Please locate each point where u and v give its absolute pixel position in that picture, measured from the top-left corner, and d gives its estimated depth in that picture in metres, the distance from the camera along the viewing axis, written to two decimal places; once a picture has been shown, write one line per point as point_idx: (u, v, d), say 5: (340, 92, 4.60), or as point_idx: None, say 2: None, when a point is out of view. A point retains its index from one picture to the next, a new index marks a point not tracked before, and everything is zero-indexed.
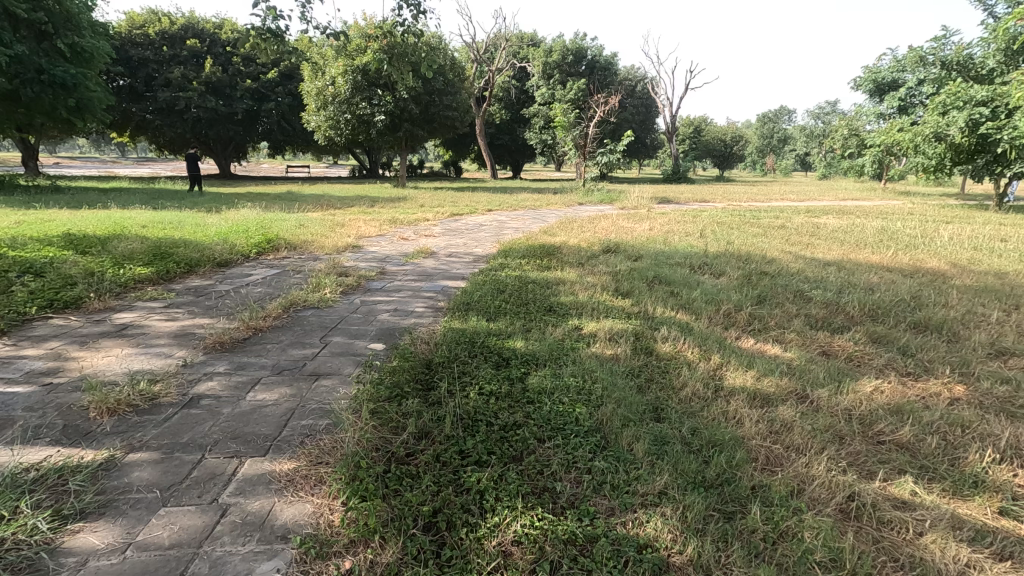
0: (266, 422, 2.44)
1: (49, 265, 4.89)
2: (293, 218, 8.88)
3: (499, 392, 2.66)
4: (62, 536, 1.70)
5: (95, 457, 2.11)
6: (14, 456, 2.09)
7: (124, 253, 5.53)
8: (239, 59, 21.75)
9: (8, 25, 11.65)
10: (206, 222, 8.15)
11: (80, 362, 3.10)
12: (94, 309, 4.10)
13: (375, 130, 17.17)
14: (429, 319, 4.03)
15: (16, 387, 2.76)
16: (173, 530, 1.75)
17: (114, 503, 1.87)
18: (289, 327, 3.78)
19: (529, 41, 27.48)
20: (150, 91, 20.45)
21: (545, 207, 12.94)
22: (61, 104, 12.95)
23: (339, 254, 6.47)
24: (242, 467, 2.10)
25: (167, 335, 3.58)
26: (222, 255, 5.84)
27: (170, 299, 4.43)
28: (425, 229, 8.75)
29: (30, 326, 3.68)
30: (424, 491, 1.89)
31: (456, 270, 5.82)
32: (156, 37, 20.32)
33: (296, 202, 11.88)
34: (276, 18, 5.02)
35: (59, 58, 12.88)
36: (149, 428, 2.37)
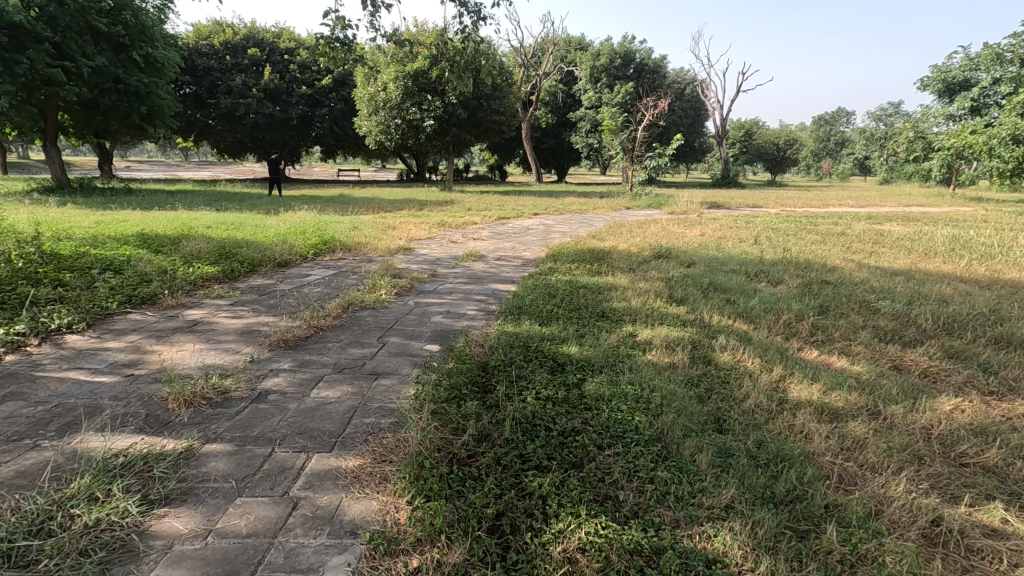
0: (331, 419, 2.52)
1: (127, 263, 5.21)
2: (347, 221, 9.16)
3: (555, 397, 2.65)
4: (150, 519, 1.80)
5: (176, 446, 2.23)
6: (104, 442, 2.24)
7: (193, 253, 5.82)
8: (296, 66, 22.62)
9: (90, 39, 12.49)
10: (266, 224, 8.52)
11: (157, 356, 3.29)
12: (168, 305, 4.35)
13: (423, 134, 17.49)
14: (482, 322, 4.05)
15: (102, 377, 2.95)
16: (249, 520, 1.82)
17: (194, 491, 1.96)
18: (347, 326, 3.89)
19: (576, 45, 27.46)
20: (213, 99, 21.49)
21: (592, 211, 12.86)
22: (135, 111, 13.84)
23: (392, 257, 6.61)
24: (310, 462, 2.17)
25: (234, 332, 3.74)
26: (282, 255, 6.08)
27: (235, 297, 4.64)
28: (474, 232, 8.86)
29: (112, 320, 3.93)
30: (487, 493, 1.91)
31: (506, 273, 5.86)
32: (220, 47, 21.41)
33: (349, 205, 12.25)
34: (344, 28, 5.19)
35: (134, 68, 13.73)
36: (223, 420, 2.49)
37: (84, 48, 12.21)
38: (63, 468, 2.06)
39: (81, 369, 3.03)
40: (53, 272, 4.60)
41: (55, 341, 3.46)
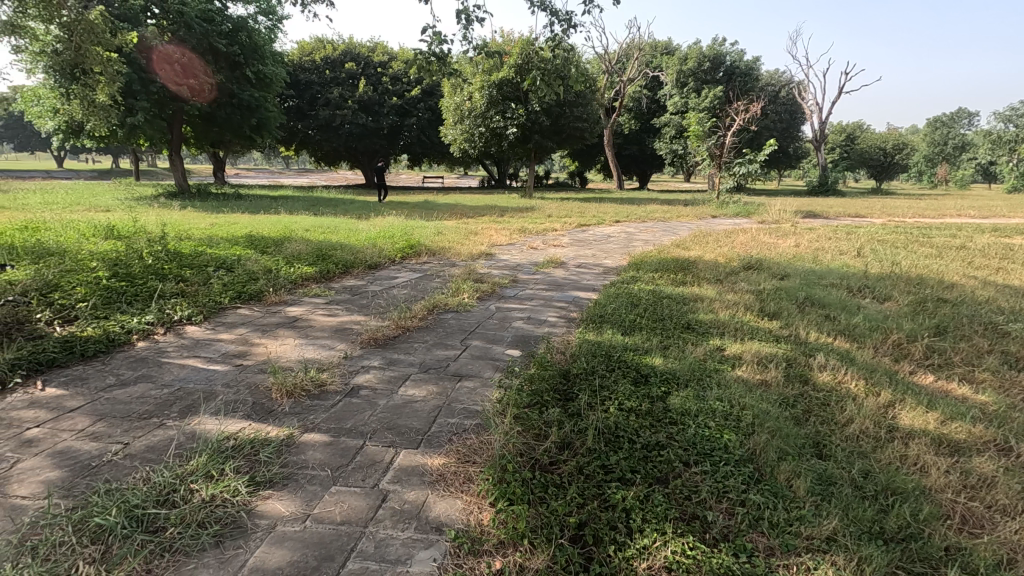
0: (417, 417, 2.61)
1: (237, 262, 5.69)
2: (432, 226, 9.49)
3: (639, 409, 2.58)
4: (256, 499, 1.95)
5: (278, 434, 2.40)
6: (219, 425, 2.46)
7: (293, 254, 6.25)
8: (388, 78, 23.78)
9: (211, 58, 13.82)
10: (358, 228, 8.99)
11: (261, 348, 3.56)
12: (272, 301, 4.70)
13: (506, 142, 17.80)
14: (563, 329, 4.05)
15: (215, 365, 3.24)
16: (343, 508, 1.92)
17: (294, 476, 2.10)
18: (432, 328, 4.02)
19: (662, 50, 26.86)
20: (313, 111, 23.03)
21: (676, 219, 12.47)
22: (246, 123, 15.15)
23: (474, 261, 6.76)
24: (399, 457, 2.26)
25: (329, 329, 3.99)
26: (373, 258, 6.39)
27: (330, 296, 4.94)
28: (554, 239, 8.88)
29: (223, 313, 4.31)
30: (569, 502, 1.90)
31: (587, 281, 5.81)
32: (320, 63, 23.01)
33: (433, 211, 12.65)
34: (440, 43, 5.40)
35: (247, 83, 15.02)
36: (320, 411, 2.66)
37: (206, 67, 13.55)
38: (184, 446, 2.28)
39: (198, 357, 3.35)
40: (176, 269, 5.12)
41: (177, 331, 3.85)
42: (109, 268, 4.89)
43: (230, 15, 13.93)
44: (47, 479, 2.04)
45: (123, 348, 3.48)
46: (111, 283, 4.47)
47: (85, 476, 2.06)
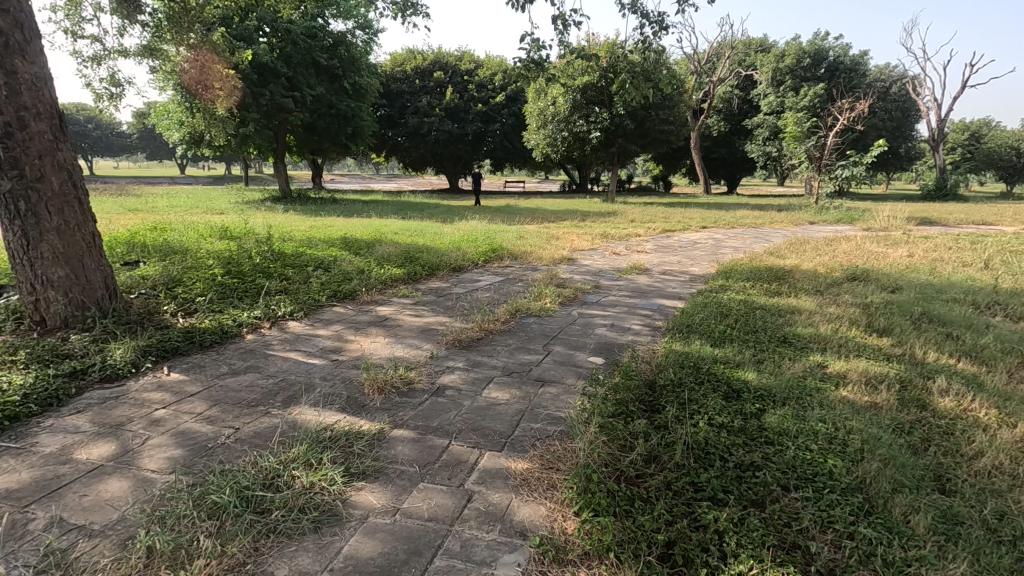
0: (501, 419, 2.64)
1: (333, 262, 6.04)
2: (514, 230, 9.60)
3: (730, 426, 2.45)
4: (350, 490, 2.05)
5: (371, 428, 2.51)
6: (317, 416, 2.61)
7: (383, 256, 6.55)
8: (474, 86, 24.40)
9: (314, 72, 14.88)
10: (443, 231, 9.26)
11: (354, 345, 3.75)
12: (364, 300, 4.95)
13: (589, 146, 17.68)
14: (648, 338, 3.93)
15: (314, 359, 3.45)
16: (430, 505, 1.97)
17: (385, 470, 2.19)
18: (514, 331, 4.05)
19: (757, 48, 25.62)
20: (403, 119, 24.08)
21: (769, 225, 11.78)
22: (342, 132, 16.14)
23: (556, 266, 6.76)
24: (483, 459, 2.29)
25: (416, 329, 4.13)
26: (457, 261, 6.55)
27: (417, 296, 5.13)
28: (637, 245, 8.67)
29: (321, 311, 4.58)
30: (657, 517, 1.83)
31: (672, 289, 5.63)
32: (411, 73, 24.05)
33: (515, 215, 12.79)
34: (538, 49, 5.45)
35: (345, 94, 15.98)
36: (408, 408, 2.75)
37: (308, 80, 14.58)
38: (286, 434, 2.44)
39: (300, 351, 3.59)
40: (280, 268, 5.52)
41: (280, 325, 4.15)
42: (224, 266, 5.36)
43: (331, 31, 14.94)
44: (171, 456, 2.26)
45: (234, 339, 3.79)
46: (225, 279, 4.90)
47: (203, 456, 2.26)
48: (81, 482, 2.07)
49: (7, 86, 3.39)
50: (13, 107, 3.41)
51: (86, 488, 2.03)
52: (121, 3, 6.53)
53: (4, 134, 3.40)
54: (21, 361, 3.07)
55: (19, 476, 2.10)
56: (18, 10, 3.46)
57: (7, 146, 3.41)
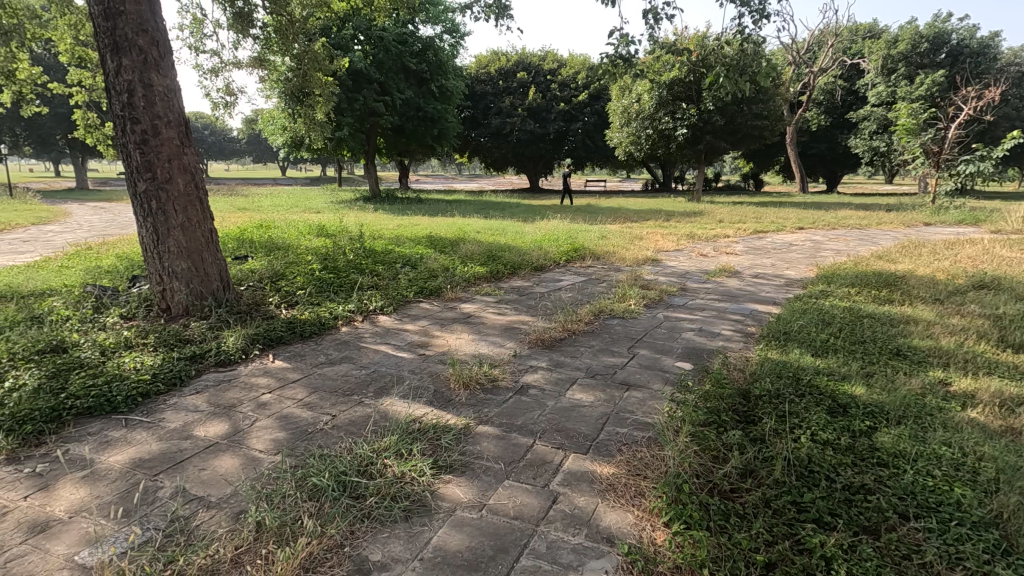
0: (585, 422, 2.60)
1: (419, 260, 6.25)
2: (596, 230, 9.49)
3: (835, 443, 2.26)
4: (438, 482, 2.09)
5: (457, 423, 2.56)
6: (407, 408, 2.71)
7: (467, 254, 6.69)
8: (557, 85, 24.32)
9: (404, 77, 15.53)
10: (524, 231, 9.31)
11: (440, 340, 3.85)
12: (449, 297, 5.08)
13: (674, 144, 17.10)
14: (740, 345, 3.73)
15: (402, 353, 3.58)
16: (516, 503, 1.98)
17: (470, 465, 2.22)
18: (597, 333, 3.99)
19: (866, 33, 23.62)
20: (486, 120, 24.49)
21: (876, 227, 10.81)
22: (428, 133, 16.68)
23: (639, 267, 6.58)
24: (567, 460, 2.26)
25: (499, 328, 4.17)
26: (538, 260, 6.56)
27: (499, 295, 5.18)
28: (726, 246, 8.27)
29: (408, 306, 4.75)
30: (755, 536, 1.72)
31: (765, 293, 5.30)
32: (495, 74, 24.41)
33: (597, 215, 12.62)
34: (627, 45, 5.33)
35: (432, 97, 16.50)
36: (493, 406, 2.78)
37: (398, 85, 15.23)
38: (378, 424, 2.55)
39: (389, 345, 3.74)
40: (371, 264, 5.79)
41: (371, 319, 4.34)
42: (321, 262, 5.70)
43: (421, 36, 15.47)
44: (276, 438, 2.43)
45: (331, 331, 4.02)
46: (323, 275, 5.21)
47: (304, 439, 2.41)
48: (200, 456, 2.27)
49: (145, 98, 3.81)
50: (149, 117, 3.83)
51: (204, 463, 2.23)
52: (237, 19, 7.12)
53: (141, 140, 3.83)
54: (150, 344, 3.43)
55: (149, 448, 2.34)
56: (157, 30, 3.86)
57: (143, 152, 3.85)
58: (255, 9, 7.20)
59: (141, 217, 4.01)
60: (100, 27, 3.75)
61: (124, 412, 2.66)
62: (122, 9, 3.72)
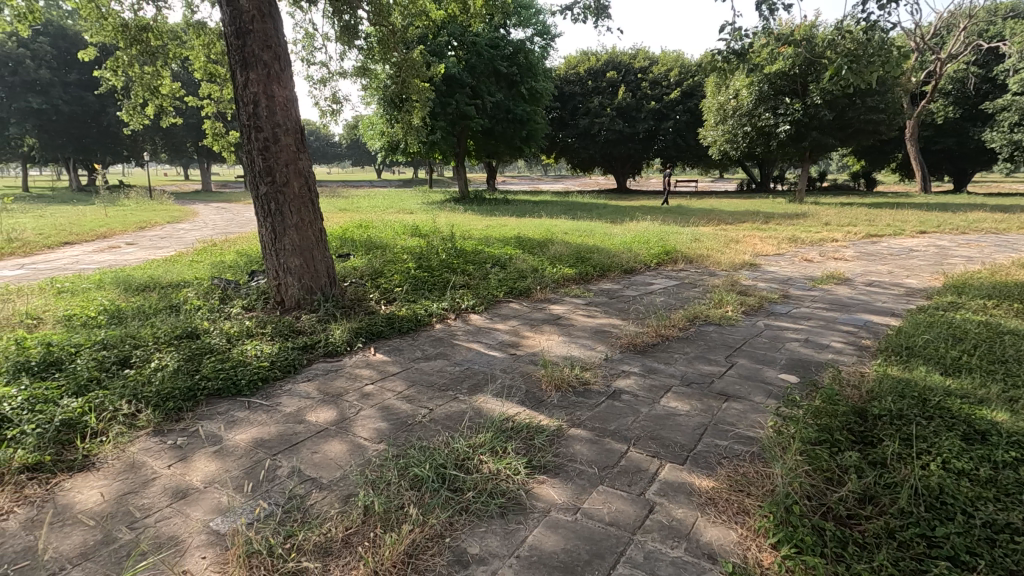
0: (682, 431, 2.52)
1: (509, 261, 6.34)
2: (688, 232, 9.14)
3: (972, 474, 2.01)
4: (533, 482, 2.11)
5: (550, 424, 2.57)
6: (500, 407, 2.76)
7: (555, 256, 6.69)
8: (648, 83, 23.71)
9: (495, 80, 15.84)
10: (612, 233, 9.16)
11: (530, 341, 3.89)
12: (538, 298, 5.11)
13: (775, 141, 16.09)
14: (853, 358, 3.44)
15: (494, 352, 3.65)
16: (611, 509, 1.95)
17: (564, 468, 2.22)
18: (693, 339, 3.85)
19: (1007, 13, 20.96)
20: (574, 121, 24.39)
21: (1016, 231, 9.53)
22: (517, 135, 16.84)
23: (736, 272, 6.25)
24: (663, 469, 2.20)
25: (589, 330, 4.14)
26: (628, 263, 6.44)
27: (589, 297, 5.13)
28: (834, 251, 7.65)
29: (498, 306, 4.83)
30: (878, 570, 1.58)
31: (881, 303, 4.84)
32: (584, 74, 24.26)
33: (689, 216, 12.16)
34: (740, 38, 5.12)
35: (521, 99, 16.66)
36: (585, 409, 2.77)
37: (489, 88, 15.58)
38: (473, 420, 2.62)
39: (481, 343, 3.83)
40: (462, 264, 5.95)
41: (463, 317, 4.48)
42: (415, 261, 5.95)
43: (512, 40, 15.74)
44: (378, 427, 2.56)
45: (426, 327, 4.19)
46: (418, 273, 5.43)
47: (404, 430, 2.53)
48: (313, 440, 2.45)
49: (268, 108, 4.16)
50: (271, 125, 4.18)
51: (316, 446, 2.40)
52: (344, 31, 7.60)
53: (263, 147, 4.20)
54: (268, 333, 3.75)
55: (269, 429, 2.56)
56: (279, 46, 4.21)
57: (265, 157, 4.21)
58: (360, 21, 7.65)
59: (261, 217, 4.39)
60: (231, 45, 4.14)
61: (247, 395, 2.92)
62: (250, 28, 4.08)
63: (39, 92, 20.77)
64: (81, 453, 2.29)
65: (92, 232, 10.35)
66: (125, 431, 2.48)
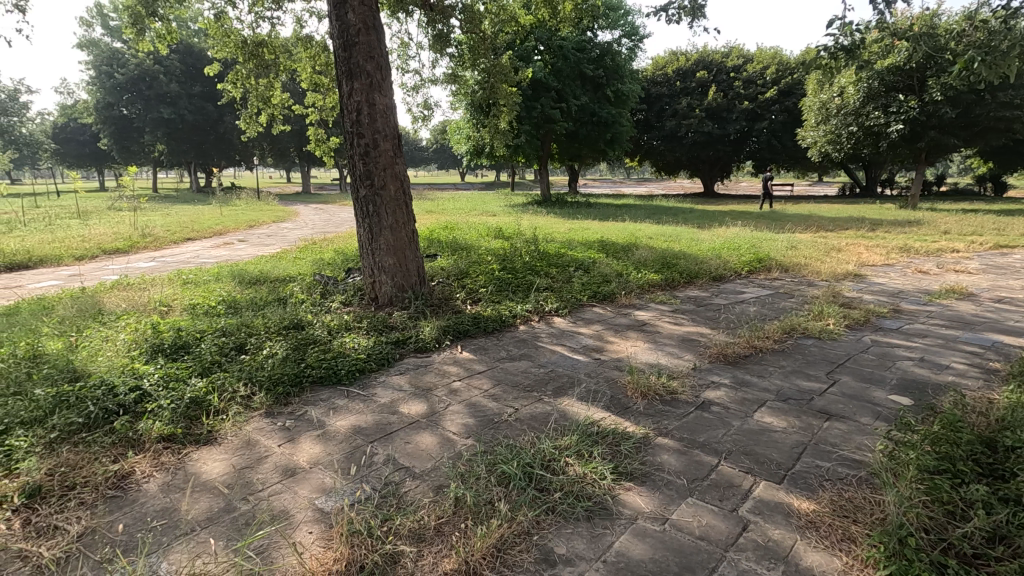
0: (778, 448, 2.40)
1: (592, 265, 6.29)
2: (784, 239, 8.63)
3: None
4: (619, 488, 2.10)
5: (636, 431, 2.53)
6: (584, 411, 2.76)
7: (640, 261, 6.56)
8: (741, 82, 22.64)
9: (580, 83, 15.80)
10: (700, 238, 8.86)
11: (615, 346, 3.85)
12: (622, 303, 5.04)
13: (885, 142, 14.79)
14: (978, 383, 3.11)
15: (578, 356, 3.65)
16: (702, 523, 1.90)
17: (651, 476, 2.19)
18: (789, 353, 3.64)
19: None
20: (660, 123, 23.79)
21: None
22: (601, 138, 16.63)
23: (838, 283, 5.83)
24: (758, 487, 2.11)
25: (676, 338, 4.02)
26: (718, 270, 6.19)
27: (675, 304, 4.99)
28: (955, 263, 6.91)
29: (581, 309, 4.83)
30: None
31: (1014, 323, 4.32)
32: (672, 75, 23.60)
33: (784, 223, 11.46)
34: (852, 33, 4.78)
35: (607, 102, 16.46)
36: (672, 418, 2.70)
37: (575, 91, 15.53)
38: (559, 422, 2.64)
39: (565, 346, 3.84)
40: (545, 267, 5.99)
41: (546, 320, 4.50)
42: (500, 263, 6.06)
43: (599, 43, 15.66)
44: (466, 423, 2.65)
45: (510, 328, 4.27)
46: (502, 275, 5.53)
47: (491, 428, 2.59)
48: (406, 431, 2.57)
49: (369, 116, 4.42)
50: (372, 131, 4.44)
51: (408, 437, 2.52)
52: (437, 40, 7.90)
53: (364, 152, 4.45)
54: (364, 328, 3.98)
55: (366, 417, 2.72)
56: (382, 57, 4.45)
57: (365, 162, 4.47)
58: (452, 30, 7.91)
59: (360, 218, 4.66)
60: (339, 57, 4.42)
61: (346, 384, 3.12)
62: (357, 40, 4.34)
63: (169, 104, 23.27)
64: (206, 428, 2.55)
65: (210, 230, 11.44)
66: (242, 411, 2.73)
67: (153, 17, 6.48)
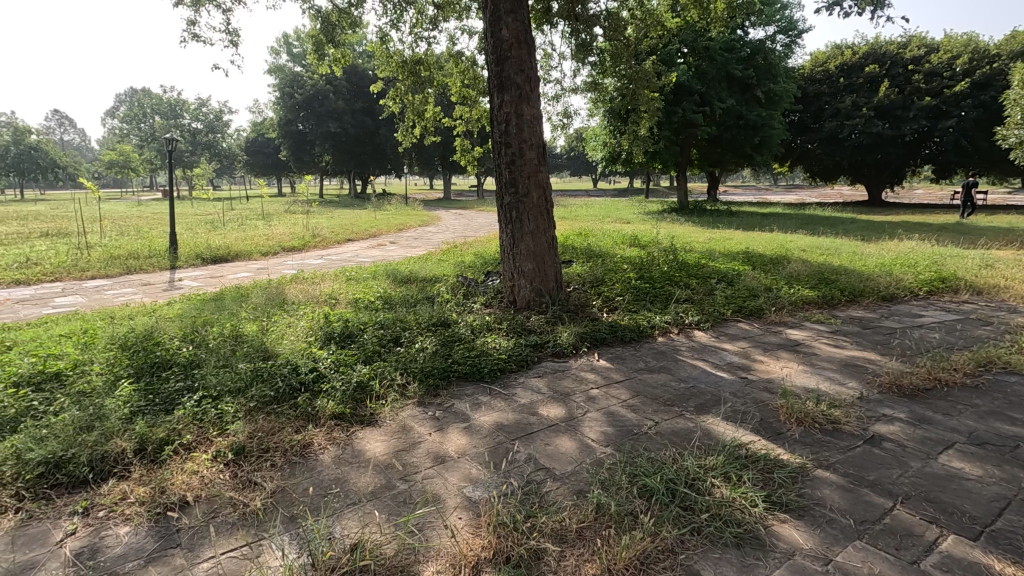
0: (970, 499, 2.06)
1: (737, 277, 5.92)
2: (975, 256, 7.37)
3: None
4: (773, 519, 1.96)
5: (792, 460, 2.34)
6: (730, 432, 2.61)
7: (793, 275, 6.03)
8: (922, 75, 19.82)
9: (727, 85, 14.95)
10: (864, 252, 7.91)
11: (764, 366, 3.59)
12: (772, 320, 4.67)
13: None
14: None
15: (723, 373, 3.46)
16: (874, 571, 1.70)
17: (811, 510, 2.01)
18: (985, 390, 3.11)
19: None
20: (818, 124, 21.68)
21: None
22: (749, 142, 15.55)
23: None
24: (946, 540, 1.84)
25: (837, 362, 3.64)
26: (888, 289, 5.48)
27: (835, 325, 4.52)
28: None
29: (725, 324, 4.57)
30: None
31: None
32: (834, 71, 21.45)
33: (975, 236, 9.78)
34: None
35: (756, 103, 15.36)
36: (834, 450, 2.45)
37: (720, 94, 14.71)
38: (703, 441, 2.52)
39: (708, 362, 3.66)
40: (684, 277, 5.77)
41: (686, 333, 4.33)
42: (636, 271, 5.96)
43: (750, 41, 14.82)
44: (605, 431, 2.64)
45: (647, 339, 4.17)
46: (639, 284, 5.42)
47: (630, 438, 2.56)
48: (546, 433, 2.64)
49: (518, 126, 4.60)
50: (518, 141, 4.62)
51: (547, 439, 2.58)
52: (579, 49, 7.98)
53: (511, 161, 4.65)
54: (503, 329, 4.15)
55: (507, 415, 2.83)
56: (531, 69, 4.62)
57: (511, 170, 4.66)
58: (595, 38, 7.93)
59: (503, 223, 4.86)
60: (492, 71, 4.65)
61: (488, 381, 3.28)
62: (509, 54, 4.54)
63: (336, 119, 26.18)
64: (370, 410, 2.85)
65: (366, 232, 12.64)
66: (398, 398, 3.00)
67: (332, 44, 7.35)
